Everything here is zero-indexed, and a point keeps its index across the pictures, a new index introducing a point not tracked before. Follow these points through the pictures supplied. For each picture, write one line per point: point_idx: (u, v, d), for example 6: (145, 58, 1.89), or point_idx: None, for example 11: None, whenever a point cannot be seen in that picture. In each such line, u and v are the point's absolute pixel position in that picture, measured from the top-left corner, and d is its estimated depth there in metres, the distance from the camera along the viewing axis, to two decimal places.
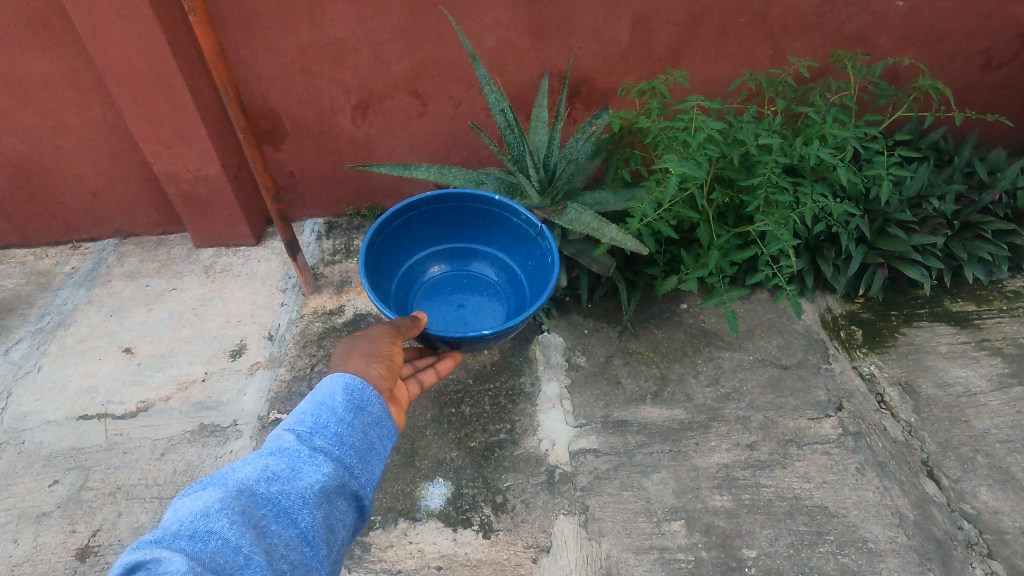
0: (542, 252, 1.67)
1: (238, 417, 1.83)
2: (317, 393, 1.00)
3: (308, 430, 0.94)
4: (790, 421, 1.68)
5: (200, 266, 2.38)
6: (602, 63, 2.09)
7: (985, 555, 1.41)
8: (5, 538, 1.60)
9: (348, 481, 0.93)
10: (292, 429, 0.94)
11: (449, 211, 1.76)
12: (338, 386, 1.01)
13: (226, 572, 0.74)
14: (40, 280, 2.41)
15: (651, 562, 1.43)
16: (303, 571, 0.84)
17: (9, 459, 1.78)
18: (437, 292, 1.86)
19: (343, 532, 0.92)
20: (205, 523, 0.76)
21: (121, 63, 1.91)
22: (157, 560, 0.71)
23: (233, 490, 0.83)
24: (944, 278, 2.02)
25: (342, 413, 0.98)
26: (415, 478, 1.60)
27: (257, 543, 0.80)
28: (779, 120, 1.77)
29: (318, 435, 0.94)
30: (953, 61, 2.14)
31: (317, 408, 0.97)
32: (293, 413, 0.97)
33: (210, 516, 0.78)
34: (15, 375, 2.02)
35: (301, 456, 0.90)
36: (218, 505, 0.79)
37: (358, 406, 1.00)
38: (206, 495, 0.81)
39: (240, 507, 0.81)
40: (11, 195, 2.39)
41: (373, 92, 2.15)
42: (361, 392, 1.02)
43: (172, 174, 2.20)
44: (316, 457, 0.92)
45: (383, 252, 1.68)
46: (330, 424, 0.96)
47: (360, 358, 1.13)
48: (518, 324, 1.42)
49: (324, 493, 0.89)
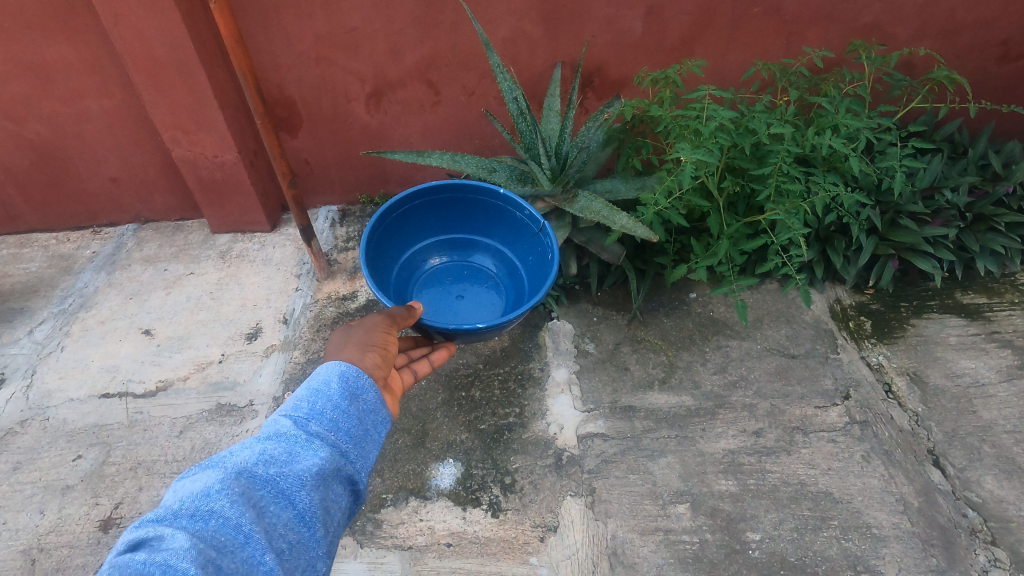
0: (542, 248, 1.68)
1: (254, 397, 1.87)
2: (312, 380, 1.02)
3: (305, 416, 0.96)
4: (797, 408, 1.70)
5: (217, 251, 2.43)
6: (615, 53, 2.10)
7: (989, 542, 1.42)
8: (32, 509, 1.66)
9: (344, 466, 0.95)
10: (289, 415, 0.95)
11: (452, 202, 1.78)
12: (333, 374, 1.03)
13: (227, 549, 0.78)
14: (62, 263, 2.47)
15: (656, 543, 1.45)
16: (301, 551, 0.86)
17: (34, 434, 1.84)
18: (437, 281, 1.89)
19: (340, 514, 0.94)
20: (205, 503, 0.80)
21: (142, 50, 1.95)
22: (160, 537, 0.76)
23: (232, 472, 0.86)
24: (955, 270, 2.02)
25: (337, 400, 1.00)
26: (426, 458, 1.64)
27: (256, 523, 0.83)
28: (792, 110, 1.77)
29: (314, 420, 0.95)
30: (969, 53, 2.12)
31: (313, 395, 0.99)
32: (289, 400, 0.99)
33: (211, 496, 0.81)
34: (39, 355, 2.08)
35: (298, 441, 0.92)
36: (218, 486, 0.83)
37: (353, 392, 1.01)
38: (205, 477, 0.84)
39: (239, 488, 0.84)
40: (35, 180, 2.45)
41: (387, 80, 2.17)
42: (355, 379, 1.04)
43: (190, 160, 2.25)
44: (312, 442, 0.93)
45: (385, 239, 1.72)
46: (326, 410, 0.97)
47: (356, 348, 1.14)
48: (512, 318, 1.44)
49: (321, 476, 0.91)
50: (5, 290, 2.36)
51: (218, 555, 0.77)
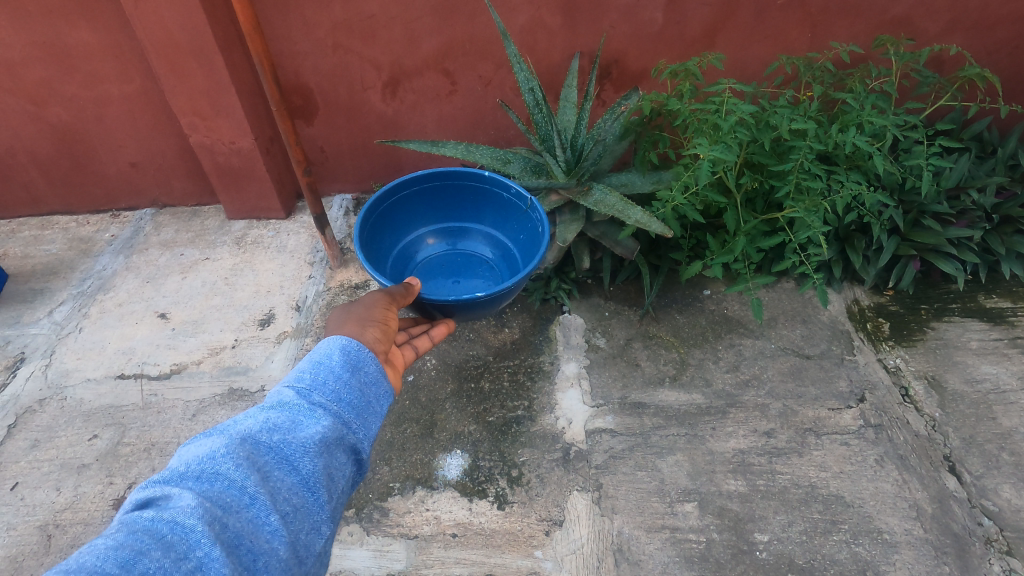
0: (534, 223, 1.68)
1: (266, 382, 1.89)
2: (314, 353, 1.02)
3: (307, 387, 0.96)
4: (810, 410, 1.67)
5: (232, 237, 2.45)
6: (634, 44, 2.07)
7: (1004, 552, 1.38)
8: (49, 485, 1.69)
9: (346, 434, 0.95)
10: (292, 386, 0.96)
11: (440, 188, 1.79)
12: (335, 347, 1.03)
13: (232, 509, 0.79)
14: (82, 245, 2.50)
15: (662, 540, 1.44)
16: (304, 515, 0.87)
17: (52, 413, 1.88)
18: (431, 270, 1.87)
19: (343, 482, 0.95)
20: (211, 465, 0.81)
21: (161, 35, 1.96)
22: (167, 497, 0.77)
23: (237, 438, 0.86)
24: (979, 273, 1.96)
25: (339, 371, 1.00)
26: (434, 449, 1.65)
27: (261, 486, 0.83)
28: (816, 106, 1.72)
29: (316, 391, 0.96)
30: (1002, 48, 2.05)
31: (315, 367, 0.99)
32: (292, 371, 0.99)
33: (217, 459, 0.82)
34: (58, 336, 2.12)
35: (302, 411, 0.93)
36: (224, 449, 0.84)
37: (355, 365, 1.02)
38: (210, 442, 0.85)
39: (244, 452, 0.85)
40: (57, 163, 2.49)
41: (403, 68, 2.17)
42: (357, 352, 1.04)
43: (207, 146, 2.26)
44: (316, 411, 0.94)
45: (378, 229, 1.71)
46: (328, 381, 0.98)
47: (356, 322, 1.14)
48: (511, 288, 1.45)
49: (325, 443, 0.91)
50: (26, 271, 2.40)
51: (225, 515, 0.78)
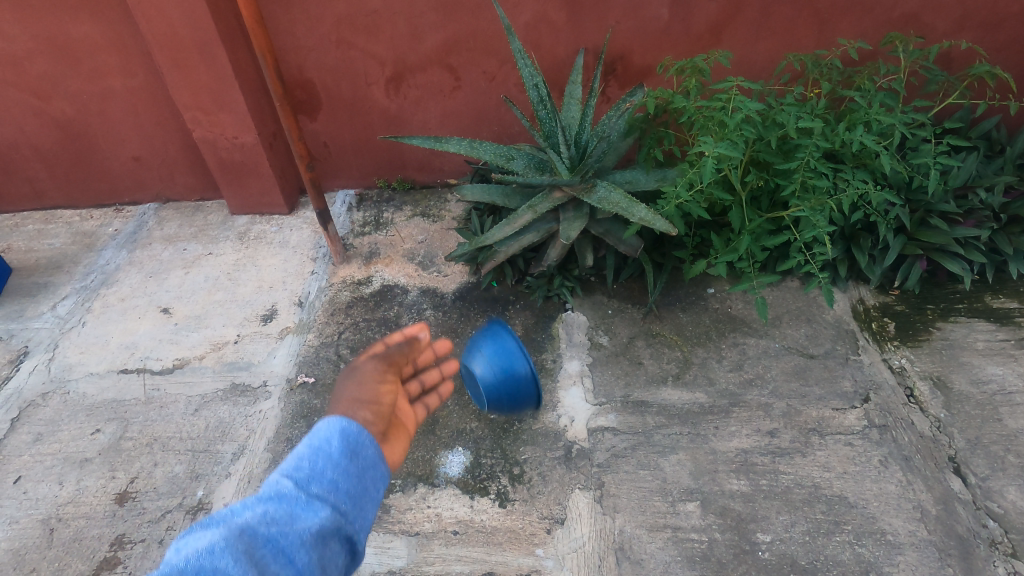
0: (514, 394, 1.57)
1: (268, 378, 1.88)
2: (312, 434, 0.83)
3: (307, 475, 0.78)
4: (814, 410, 1.66)
5: (236, 232, 2.44)
6: (639, 41, 2.06)
7: (1009, 555, 1.36)
8: (52, 479, 1.69)
9: (345, 529, 0.77)
10: (289, 475, 0.78)
11: None
12: (335, 428, 0.83)
13: None
14: (85, 240, 2.50)
15: (663, 540, 1.44)
16: None
17: (55, 407, 1.88)
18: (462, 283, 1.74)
19: None
20: (210, 561, 0.66)
21: (165, 29, 1.97)
22: None
23: (233, 531, 0.70)
24: (986, 273, 1.94)
25: (339, 457, 0.81)
26: (436, 446, 1.65)
27: None
28: (822, 103, 1.71)
29: (316, 482, 0.78)
30: (1013, 46, 2.02)
31: (313, 452, 0.80)
32: (289, 455, 0.80)
33: (216, 553, 0.67)
34: (61, 329, 2.12)
35: (301, 502, 0.75)
36: (221, 544, 0.68)
37: (356, 449, 0.82)
38: (206, 536, 0.69)
39: (241, 546, 0.69)
40: (61, 157, 2.49)
41: (407, 64, 2.16)
42: (358, 435, 0.84)
43: (210, 141, 2.26)
44: (315, 503, 0.76)
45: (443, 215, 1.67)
46: (328, 471, 0.79)
47: (348, 404, 0.90)
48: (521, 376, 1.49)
49: (326, 540, 0.74)
50: (30, 265, 2.40)
51: None
